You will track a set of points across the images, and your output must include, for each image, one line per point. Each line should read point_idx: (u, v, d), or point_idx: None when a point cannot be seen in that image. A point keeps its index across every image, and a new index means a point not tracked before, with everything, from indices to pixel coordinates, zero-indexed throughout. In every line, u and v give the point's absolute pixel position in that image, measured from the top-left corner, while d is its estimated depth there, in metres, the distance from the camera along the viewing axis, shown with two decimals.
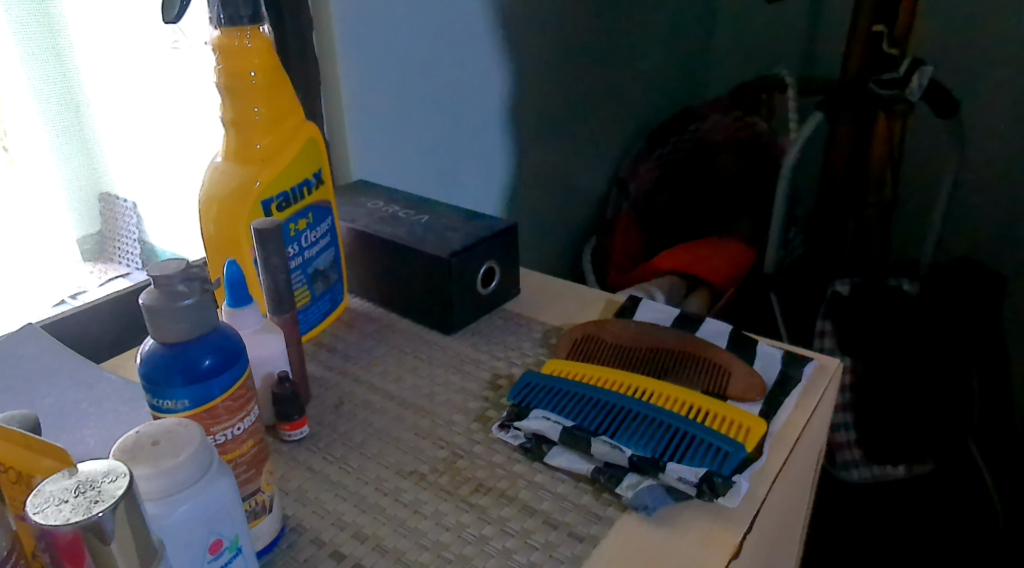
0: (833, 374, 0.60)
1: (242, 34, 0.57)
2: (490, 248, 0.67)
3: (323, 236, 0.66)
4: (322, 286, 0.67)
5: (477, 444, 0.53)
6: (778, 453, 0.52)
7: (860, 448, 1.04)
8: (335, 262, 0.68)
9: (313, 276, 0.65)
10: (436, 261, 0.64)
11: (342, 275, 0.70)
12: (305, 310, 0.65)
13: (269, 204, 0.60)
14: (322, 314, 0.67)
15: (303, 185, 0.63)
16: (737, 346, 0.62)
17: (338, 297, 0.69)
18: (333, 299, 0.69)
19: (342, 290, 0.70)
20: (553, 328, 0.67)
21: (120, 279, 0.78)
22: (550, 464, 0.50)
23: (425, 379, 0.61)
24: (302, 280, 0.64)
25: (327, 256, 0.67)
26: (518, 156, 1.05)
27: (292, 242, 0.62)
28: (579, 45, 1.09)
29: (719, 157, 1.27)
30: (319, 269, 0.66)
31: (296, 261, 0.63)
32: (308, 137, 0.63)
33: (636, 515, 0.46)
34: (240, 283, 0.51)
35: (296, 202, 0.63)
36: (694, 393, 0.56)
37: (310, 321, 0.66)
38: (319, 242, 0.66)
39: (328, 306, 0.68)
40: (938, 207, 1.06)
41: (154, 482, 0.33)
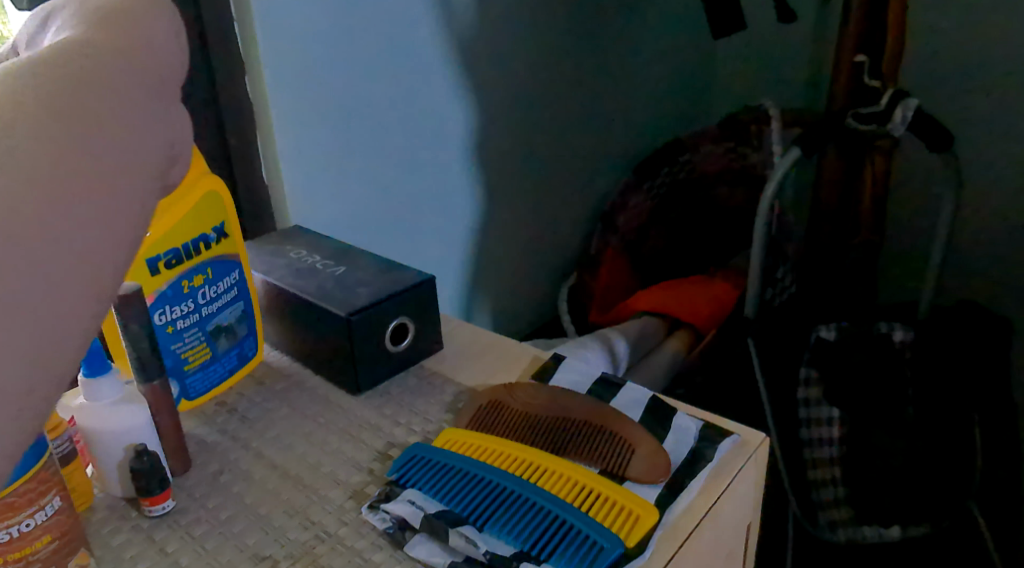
0: (754, 451, 0.55)
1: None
2: (401, 304, 0.63)
3: (227, 291, 0.63)
4: (227, 342, 0.64)
5: (344, 526, 0.49)
6: (666, 549, 0.47)
7: (847, 507, 0.96)
8: (245, 315, 0.65)
9: (215, 332, 0.63)
10: (337, 320, 0.60)
11: (254, 327, 0.67)
12: (204, 369, 0.62)
13: (155, 262, 0.57)
14: (228, 370, 0.65)
15: (200, 240, 0.59)
16: (651, 416, 0.57)
17: (247, 352, 0.66)
18: (240, 352, 0.65)
19: (254, 343, 0.67)
20: (465, 390, 0.63)
21: None
22: (409, 554, 0.46)
23: (314, 447, 0.57)
24: (200, 336, 0.61)
25: (231, 311, 0.64)
26: (484, 192, 1.02)
27: (185, 298, 0.59)
28: (553, 78, 1.06)
29: (715, 188, 1.21)
30: (223, 325, 0.63)
31: (192, 317, 0.60)
32: (210, 189, 0.59)
33: None
34: (97, 352, 0.49)
35: (190, 258, 0.59)
36: (587, 470, 0.51)
37: (210, 379, 0.63)
38: (222, 297, 0.62)
39: (235, 361, 0.65)
40: (936, 249, 0.97)
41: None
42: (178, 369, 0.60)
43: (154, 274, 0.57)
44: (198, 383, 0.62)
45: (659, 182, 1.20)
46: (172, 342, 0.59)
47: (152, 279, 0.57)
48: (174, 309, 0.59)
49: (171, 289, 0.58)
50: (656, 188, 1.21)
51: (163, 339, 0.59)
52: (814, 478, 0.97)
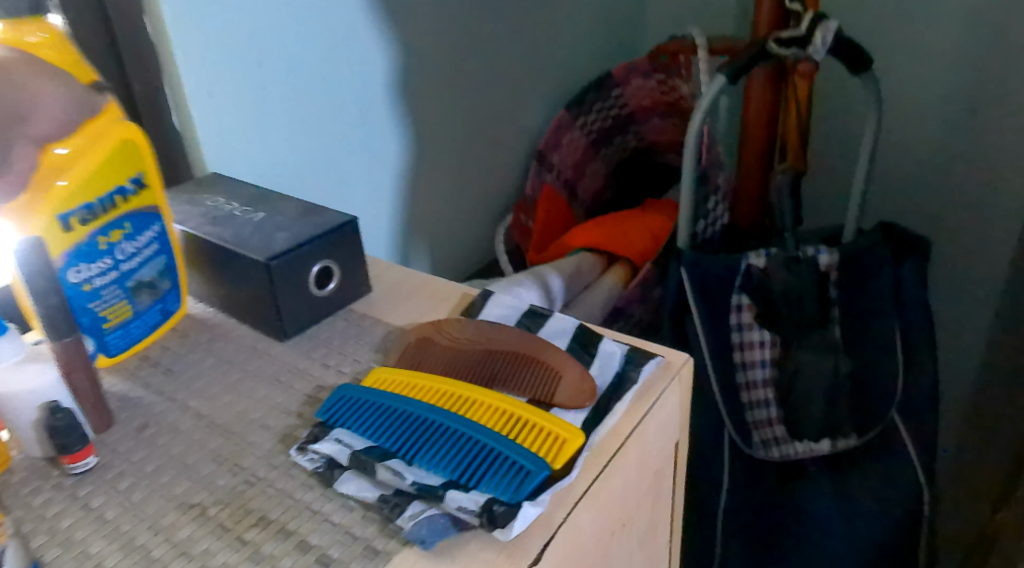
0: (677, 372, 0.56)
1: (23, 28, 0.52)
2: (325, 247, 0.62)
3: (148, 245, 0.60)
4: (148, 298, 0.61)
5: (274, 470, 0.49)
6: (592, 468, 0.48)
7: (782, 425, 1.01)
8: (168, 269, 0.63)
9: (135, 288, 0.60)
10: (255, 266, 0.59)
11: (178, 281, 0.64)
12: (125, 326, 0.60)
13: (67, 219, 0.54)
14: (150, 326, 0.62)
15: (115, 193, 0.57)
16: (578, 344, 0.58)
17: (172, 307, 0.64)
18: (164, 308, 0.63)
19: (178, 297, 0.64)
20: (395, 329, 0.63)
21: None
22: (339, 491, 0.46)
23: (241, 395, 0.56)
24: (119, 294, 0.59)
25: (153, 266, 0.61)
26: (413, 133, 1.00)
27: (100, 255, 0.57)
28: (477, 13, 1.03)
29: (647, 122, 1.24)
30: (144, 281, 0.61)
31: (110, 274, 0.58)
32: (125, 136, 0.56)
33: (415, 549, 0.43)
34: None
35: (105, 212, 0.56)
36: (516, 400, 0.52)
37: (131, 337, 0.61)
38: (143, 253, 0.60)
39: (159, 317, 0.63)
40: (860, 171, 0.99)
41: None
42: (95, 329, 0.58)
43: (65, 230, 0.54)
44: (117, 340, 0.60)
45: (591, 119, 1.20)
46: (89, 301, 0.57)
47: (63, 236, 0.54)
48: (90, 266, 0.56)
49: (85, 246, 0.56)
50: (589, 124, 1.20)
51: (79, 298, 0.56)
52: (750, 400, 1.01)
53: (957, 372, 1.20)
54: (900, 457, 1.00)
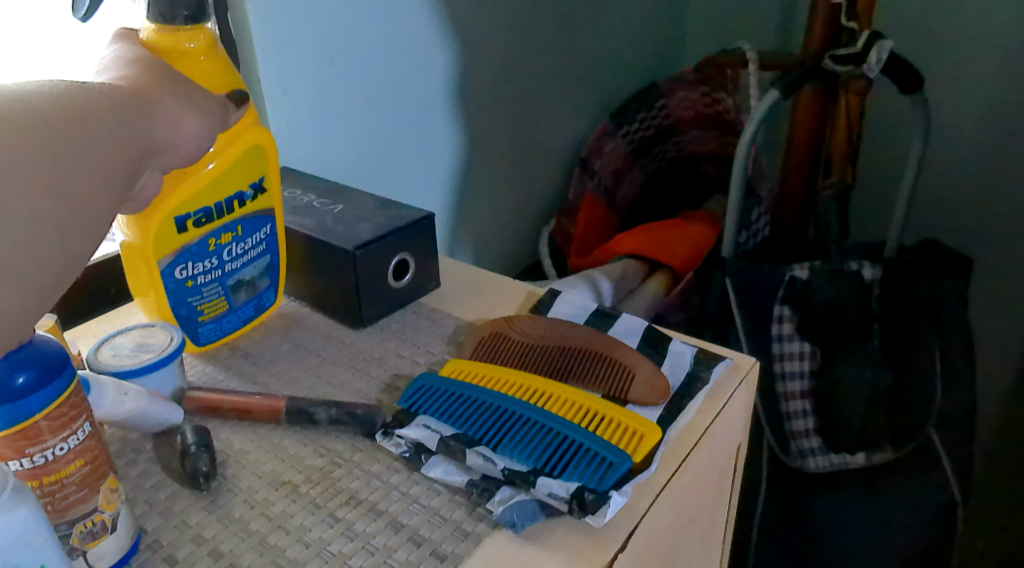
0: (745, 374, 0.57)
1: (181, 34, 0.52)
2: (404, 240, 0.64)
3: (255, 246, 0.61)
4: (245, 295, 0.63)
5: (359, 452, 0.51)
6: (670, 463, 0.49)
7: (818, 437, 1.01)
8: (269, 269, 0.64)
9: (235, 285, 0.62)
10: (341, 252, 0.61)
11: (276, 280, 0.65)
12: (218, 320, 0.62)
13: (183, 220, 0.55)
14: (243, 320, 0.64)
15: (234, 198, 0.58)
16: (648, 344, 0.59)
17: (266, 302, 0.65)
18: (258, 303, 0.64)
19: (274, 294, 0.66)
20: (465, 324, 0.65)
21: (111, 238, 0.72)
22: (428, 476, 0.48)
23: (321, 379, 0.58)
24: (219, 290, 0.61)
25: (256, 265, 0.63)
26: (467, 135, 1.02)
27: (209, 255, 0.58)
28: (533, 20, 1.05)
29: (690, 132, 1.24)
30: (245, 279, 0.62)
31: (214, 273, 0.60)
32: (253, 145, 0.57)
33: (505, 532, 0.44)
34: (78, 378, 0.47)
35: (221, 216, 0.58)
36: (591, 394, 0.53)
37: (226, 330, 0.63)
38: (249, 253, 0.61)
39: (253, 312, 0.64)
40: (905, 190, 1.00)
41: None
42: (193, 321, 0.60)
43: (181, 232, 0.56)
44: (210, 332, 0.62)
45: (636, 127, 1.21)
46: (190, 296, 0.59)
47: (178, 237, 0.56)
48: (197, 265, 0.58)
49: (196, 246, 0.57)
50: (632, 133, 1.22)
51: (180, 291, 0.58)
52: (788, 410, 1.01)
53: (991, 390, 1.20)
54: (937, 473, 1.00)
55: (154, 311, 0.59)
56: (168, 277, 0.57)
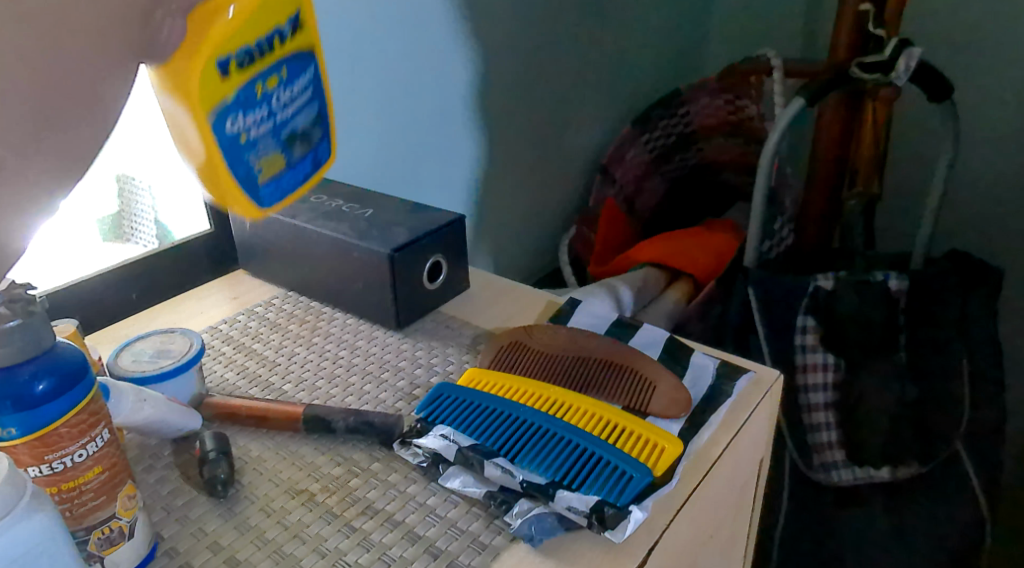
0: (769, 387, 0.56)
1: None
2: (436, 243, 0.64)
3: (306, 91, 0.44)
4: (307, 147, 0.45)
5: (376, 461, 0.51)
6: (691, 477, 0.49)
7: (842, 449, 0.99)
8: (322, 117, 0.46)
9: (290, 143, 0.44)
10: (379, 257, 0.61)
11: (330, 127, 0.47)
12: (274, 187, 0.44)
13: (223, 64, 0.38)
14: (303, 183, 0.47)
15: (273, 33, 0.40)
16: (669, 356, 0.59)
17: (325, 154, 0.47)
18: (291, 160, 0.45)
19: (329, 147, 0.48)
20: (483, 333, 0.64)
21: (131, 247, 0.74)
22: (445, 486, 0.48)
23: (339, 388, 0.58)
24: (272, 148, 0.43)
25: (303, 105, 0.44)
26: (488, 143, 1.02)
27: (261, 102, 0.41)
28: (555, 28, 1.05)
29: (711, 140, 1.23)
30: (299, 132, 0.44)
31: (266, 125, 0.42)
32: None
33: (523, 545, 0.44)
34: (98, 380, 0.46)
35: (264, 56, 0.40)
36: (611, 406, 0.52)
37: (286, 192, 0.45)
38: (301, 100, 0.44)
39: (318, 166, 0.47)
40: (933, 199, 0.98)
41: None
42: (246, 185, 0.42)
43: (224, 77, 0.39)
44: (274, 195, 0.45)
45: (657, 135, 1.20)
46: (242, 156, 0.41)
47: (226, 81, 0.39)
48: (249, 117, 0.41)
49: (246, 91, 0.40)
50: (653, 140, 1.21)
51: (234, 151, 0.41)
52: (810, 422, 0.99)
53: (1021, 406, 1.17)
54: (965, 489, 0.98)
55: (204, 180, 0.42)
56: (220, 131, 0.40)
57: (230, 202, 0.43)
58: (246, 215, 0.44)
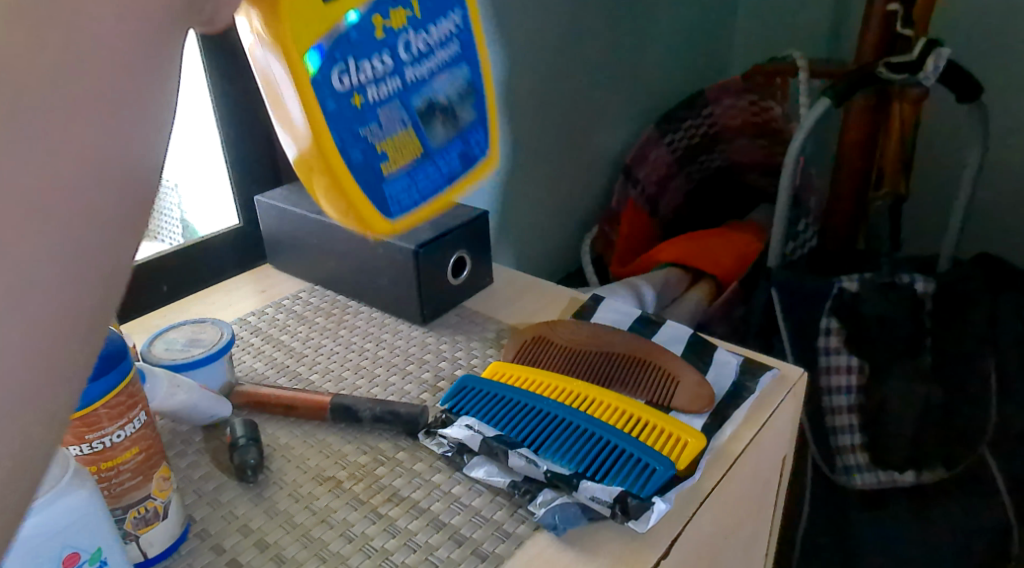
0: (793, 385, 0.57)
1: None
2: (460, 238, 0.65)
3: (443, 43, 0.35)
4: (446, 130, 0.36)
5: (401, 451, 0.51)
6: (715, 471, 0.49)
7: (865, 453, 0.99)
8: (470, 89, 0.37)
9: (424, 112, 0.35)
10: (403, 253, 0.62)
11: (488, 113, 0.38)
12: (395, 178, 0.35)
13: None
14: (443, 181, 0.37)
15: None
16: (692, 352, 0.59)
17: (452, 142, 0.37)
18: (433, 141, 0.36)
19: (485, 137, 0.38)
20: (507, 327, 0.65)
21: (156, 244, 0.75)
22: (469, 476, 0.48)
23: (365, 379, 0.59)
24: (402, 116, 0.34)
25: (462, 67, 0.36)
26: (511, 141, 1.02)
27: (379, 45, 0.33)
28: (580, 27, 1.06)
29: (735, 141, 1.23)
30: (437, 102, 0.35)
31: (391, 82, 0.33)
32: None
33: (546, 534, 0.44)
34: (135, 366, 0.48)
35: None
36: (634, 401, 0.53)
37: (399, 195, 0.36)
38: (435, 49, 0.34)
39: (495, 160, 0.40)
40: (961, 200, 0.98)
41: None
42: (373, 181, 0.35)
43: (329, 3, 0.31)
44: (402, 195, 0.36)
45: (681, 135, 1.20)
46: (355, 123, 0.33)
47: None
48: (363, 66, 0.32)
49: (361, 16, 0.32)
50: (677, 140, 1.21)
51: (345, 122, 0.33)
52: (834, 424, 0.99)
53: None
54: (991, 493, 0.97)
55: (343, 199, 0.35)
56: (325, 90, 0.32)
57: (361, 215, 0.35)
58: (376, 228, 0.36)
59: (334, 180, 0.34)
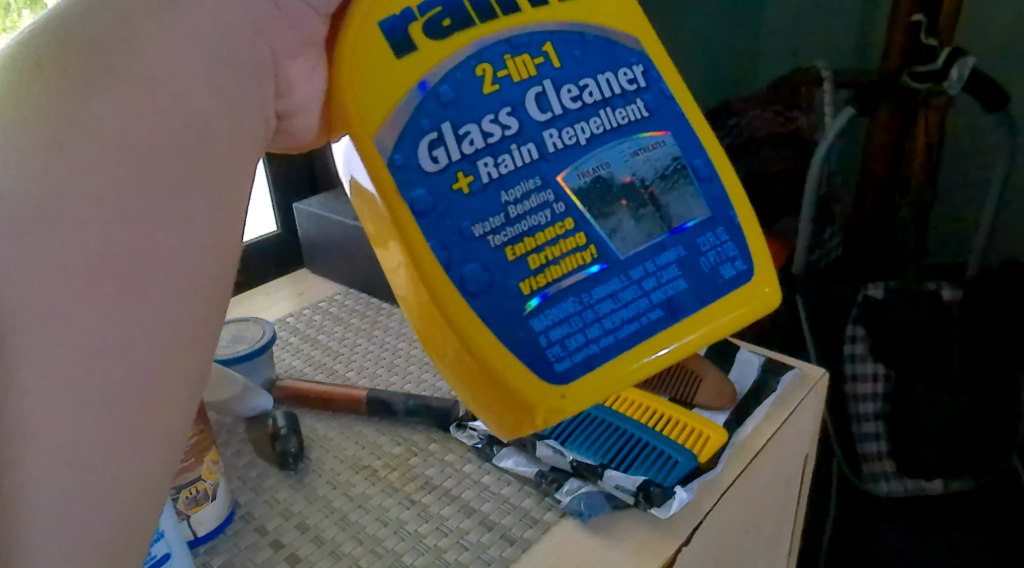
0: (814, 384, 0.58)
1: None
2: None
3: (601, 122, 0.38)
4: (628, 224, 0.38)
5: (433, 442, 0.54)
6: (736, 464, 0.50)
7: (892, 461, 0.98)
8: (662, 170, 0.39)
9: (591, 204, 0.37)
10: None
11: (699, 204, 0.39)
12: (562, 286, 0.36)
13: (398, 26, 0.37)
14: (643, 294, 0.37)
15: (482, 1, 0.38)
16: (715, 352, 0.60)
17: (624, 262, 0.37)
18: (592, 243, 0.37)
19: (717, 240, 0.40)
20: None
21: None
22: (499, 466, 0.51)
23: (398, 375, 0.61)
24: (546, 212, 0.37)
25: (623, 160, 0.38)
26: None
27: (488, 107, 0.37)
28: None
29: (763, 152, 1.20)
30: (600, 182, 0.37)
31: (508, 165, 0.37)
32: None
33: (572, 520, 0.46)
34: None
35: (478, 33, 0.38)
36: (659, 397, 0.54)
37: (555, 332, 0.36)
38: (586, 128, 0.38)
39: (693, 279, 0.38)
40: (987, 208, 0.98)
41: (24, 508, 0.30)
42: (503, 302, 0.36)
43: (404, 58, 0.37)
44: (560, 325, 0.36)
45: None
46: (467, 213, 0.36)
47: (434, 50, 0.37)
48: (464, 143, 0.37)
49: (457, 81, 0.37)
50: None
51: (455, 212, 0.36)
52: (860, 432, 0.98)
53: None
54: None
55: (440, 318, 0.36)
56: (414, 169, 0.36)
57: (496, 370, 0.36)
58: (531, 395, 0.36)
59: (461, 314, 0.36)
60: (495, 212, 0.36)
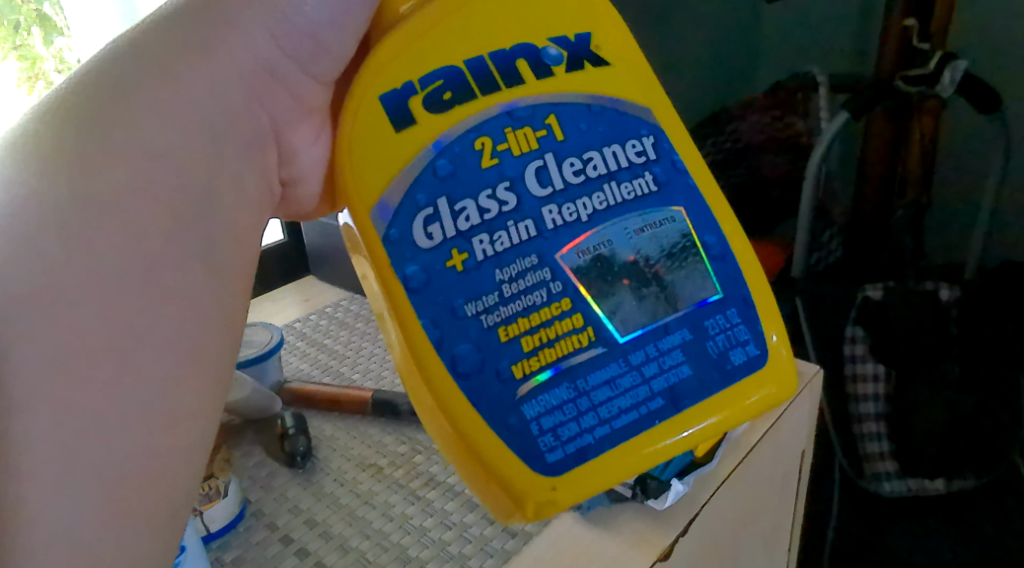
0: (809, 380, 0.59)
1: None
2: None
3: (604, 201, 0.39)
4: (632, 305, 0.38)
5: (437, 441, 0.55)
6: (732, 458, 0.52)
7: (894, 460, 0.99)
8: (671, 251, 0.40)
9: (590, 289, 0.38)
10: None
11: (710, 286, 0.40)
12: (557, 369, 0.38)
13: (395, 99, 0.40)
14: (644, 382, 0.38)
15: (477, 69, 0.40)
16: None
17: (625, 347, 0.38)
18: (589, 324, 0.38)
19: (738, 330, 0.40)
20: None
21: None
22: None
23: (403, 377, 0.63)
24: (541, 295, 0.38)
25: (626, 237, 0.39)
26: None
27: (485, 181, 0.39)
28: None
29: (764, 157, 1.22)
30: (600, 260, 0.39)
31: (503, 246, 0.38)
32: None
33: (572, 513, 0.48)
34: None
35: (474, 106, 0.40)
36: None
37: (546, 419, 0.37)
38: (585, 206, 0.39)
39: (699, 366, 0.39)
40: (984, 208, 0.99)
41: (64, 507, 0.32)
42: (492, 384, 0.38)
43: (402, 131, 0.39)
44: (550, 417, 0.37)
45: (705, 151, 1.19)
46: (459, 293, 0.38)
47: (432, 123, 0.39)
48: (457, 219, 0.38)
49: (455, 153, 0.39)
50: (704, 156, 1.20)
51: (447, 288, 0.38)
52: (861, 432, 1.00)
53: None
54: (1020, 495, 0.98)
55: (427, 389, 0.38)
56: (406, 244, 0.39)
57: (478, 447, 0.37)
58: (522, 485, 0.37)
59: (449, 396, 0.38)
60: (489, 297, 0.38)
